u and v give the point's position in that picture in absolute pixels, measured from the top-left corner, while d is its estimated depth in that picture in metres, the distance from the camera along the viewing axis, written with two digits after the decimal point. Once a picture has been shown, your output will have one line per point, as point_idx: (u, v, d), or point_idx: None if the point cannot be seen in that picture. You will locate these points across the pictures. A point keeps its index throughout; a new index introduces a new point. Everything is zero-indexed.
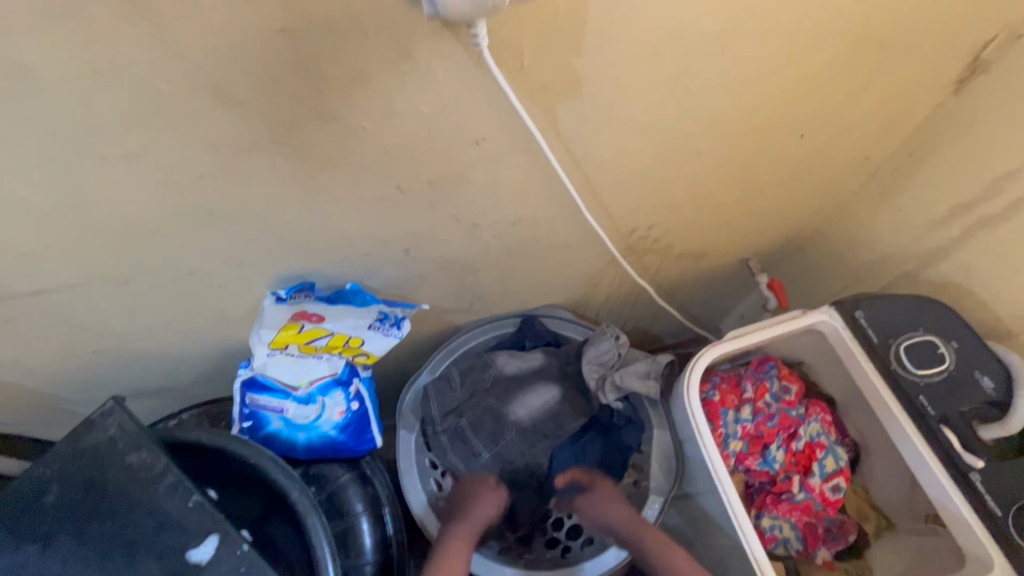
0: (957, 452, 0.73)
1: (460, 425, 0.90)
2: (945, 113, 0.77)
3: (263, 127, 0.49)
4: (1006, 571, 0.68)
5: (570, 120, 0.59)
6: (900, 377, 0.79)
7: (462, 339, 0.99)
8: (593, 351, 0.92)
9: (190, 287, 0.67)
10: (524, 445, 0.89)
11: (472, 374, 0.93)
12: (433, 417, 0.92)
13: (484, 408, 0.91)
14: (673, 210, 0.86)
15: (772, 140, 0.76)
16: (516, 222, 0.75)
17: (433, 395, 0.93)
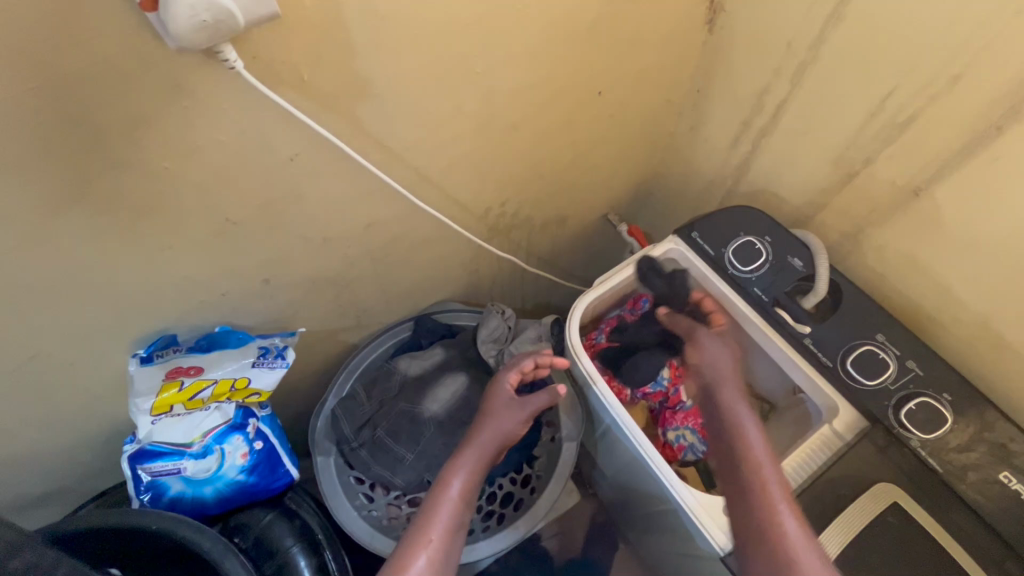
0: (789, 325, 0.86)
1: (378, 433, 0.92)
2: (709, 49, 0.90)
3: (54, 189, 0.49)
4: (848, 408, 0.80)
5: (376, 118, 0.64)
6: (736, 277, 0.91)
7: (361, 354, 1.00)
8: (486, 329, 0.99)
9: (37, 373, 0.65)
10: (445, 435, 0.92)
11: (378, 384, 0.95)
12: (348, 437, 0.93)
13: (397, 413, 0.93)
14: (517, 183, 0.94)
15: (575, 101, 0.85)
16: (368, 227, 0.79)
17: (343, 416, 0.94)
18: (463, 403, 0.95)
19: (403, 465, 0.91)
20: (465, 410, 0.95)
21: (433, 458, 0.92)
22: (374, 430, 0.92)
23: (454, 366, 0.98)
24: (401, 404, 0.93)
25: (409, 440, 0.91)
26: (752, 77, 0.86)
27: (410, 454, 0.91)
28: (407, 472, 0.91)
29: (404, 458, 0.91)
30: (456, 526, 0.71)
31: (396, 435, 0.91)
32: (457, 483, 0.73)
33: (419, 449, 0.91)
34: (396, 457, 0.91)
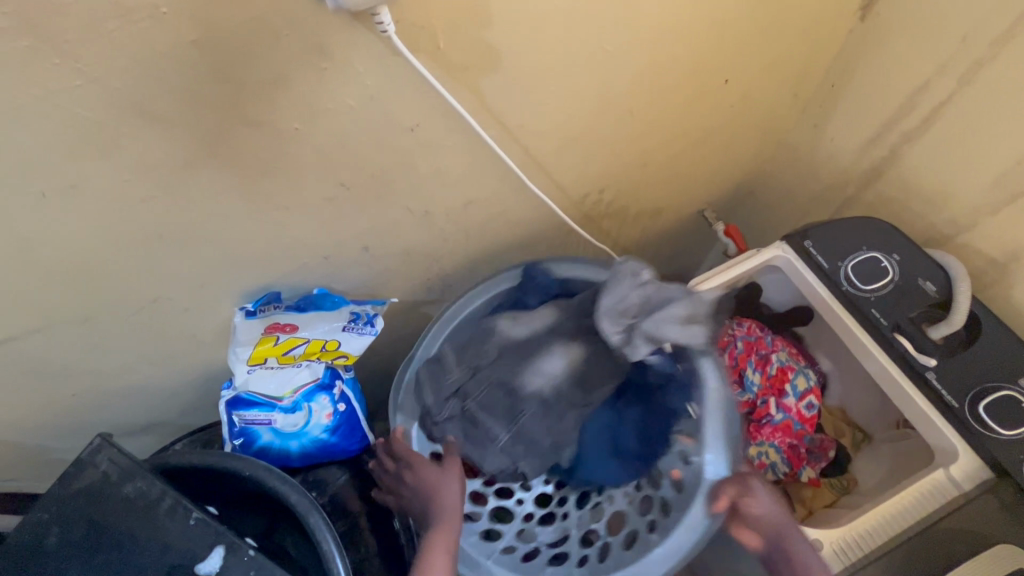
0: (912, 356, 0.77)
1: (470, 407, 0.77)
2: (855, 39, 0.81)
3: (195, 142, 0.50)
4: (970, 454, 0.72)
5: (497, 94, 0.61)
6: (852, 295, 0.83)
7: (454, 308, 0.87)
8: (612, 296, 0.75)
9: (157, 315, 0.69)
10: (545, 423, 0.77)
11: (470, 346, 0.79)
12: (434, 406, 0.79)
13: (491, 384, 0.77)
14: (621, 171, 0.89)
15: (699, 88, 0.79)
16: (468, 204, 0.77)
17: (427, 378, 0.80)
18: (578, 383, 0.78)
19: (496, 445, 0.78)
20: (578, 391, 0.78)
21: (531, 442, 0.78)
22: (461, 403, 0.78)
23: (568, 333, 0.79)
24: (498, 376, 0.76)
25: (504, 418, 0.77)
26: (908, 74, 0.76)
27: (505, 434, 0.77)
28: (497, 453, 0.78)
29: (497, 438, 0.77)
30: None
31: (486, 410, 0.76)
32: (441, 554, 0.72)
33: (512, 430, 0.77)
34: (488, 436, 0.77)
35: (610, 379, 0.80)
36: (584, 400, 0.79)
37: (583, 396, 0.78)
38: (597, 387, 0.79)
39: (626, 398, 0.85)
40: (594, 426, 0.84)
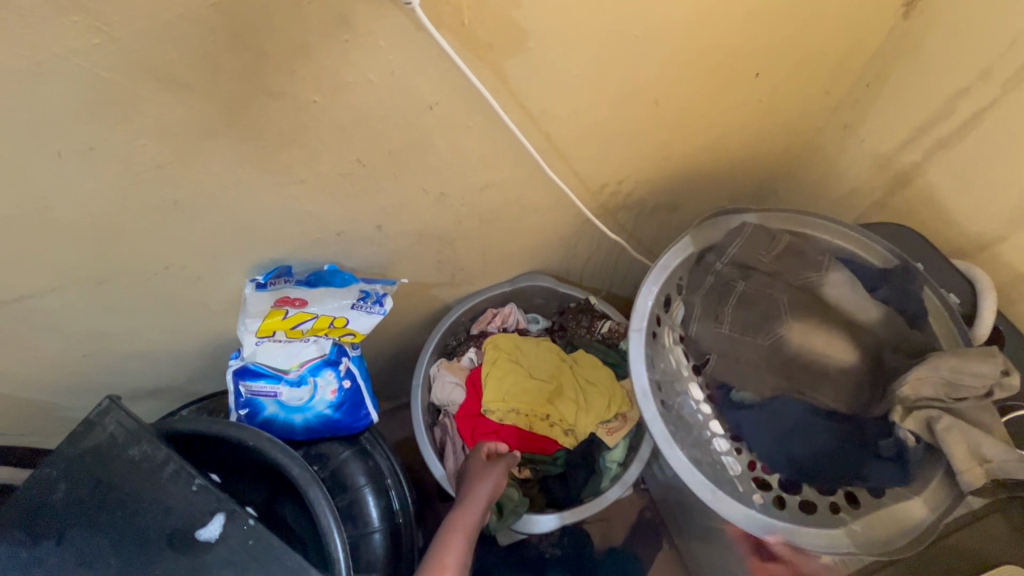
0: None
1: (738, 289, 0.75)
2: (897, 37, 0.78)
3: (212, 109, 0.49)
4: None
5: (521, 75, 0.60)
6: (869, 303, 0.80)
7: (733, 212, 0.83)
8: (916, 369, 0.68)
9: (169, 282, 0.69)
10: (757, 355, 0.74)
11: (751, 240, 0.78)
12: (733, 274, 0.77)
13: (790, 289, 0.75)
14: (641, 162, 0.87)
15: (728, 81, 0.76)
16: (484, 187, 0.76)
17: (736, 241, 0.79)
18: (804, 367, 0.73)
19: (715, 326, 0.76)
20: (796, 360, 0.73)
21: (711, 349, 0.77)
22: (738, 289, 0.75)
23: (829, 320, 0.73)
24: (774, 294, 0.74)
25: (753, 329, 0.73)
26: (949, 76, 0.73)
27: (726, 325, 0.75)
28: (709, 336, 0.76)
29: (722, 323, 0.76)
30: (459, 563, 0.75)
31: (747, 306, 0.74)
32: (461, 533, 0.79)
33: (739, 335, 0.74)
34: (716, 313, 0.76)
35: (828, 336, 0.72)
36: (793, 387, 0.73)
37: (773, 362, 0.73)
38: (768, 335, 0.73)
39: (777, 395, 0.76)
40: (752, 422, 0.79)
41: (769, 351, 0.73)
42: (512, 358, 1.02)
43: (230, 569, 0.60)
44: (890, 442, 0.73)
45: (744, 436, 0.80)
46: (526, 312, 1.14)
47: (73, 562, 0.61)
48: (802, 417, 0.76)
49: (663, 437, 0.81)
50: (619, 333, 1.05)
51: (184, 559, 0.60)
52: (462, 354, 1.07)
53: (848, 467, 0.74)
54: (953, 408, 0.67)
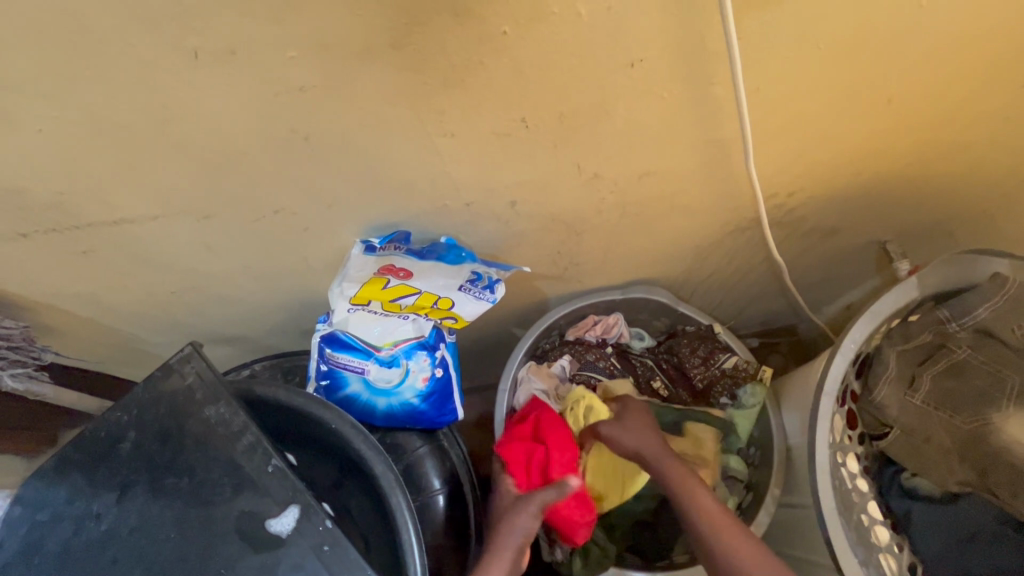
0: None
1: (956, 356, 0.61)
2: None
3: (383, 23, 0.39)
4: None
5: (754, 40, 0.46)
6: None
7: (985, 256, 0.62)
8: None
9: (274, 228, 0.60)
10: (952, 440, 0.61)
11: (1015, 301, 0.58)
12: (962, 338, 0.61)
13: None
14: (829, 174, 0.71)
15: (984, 88, 0.60)
16: (644, 176, 0.63)
17: (988, 297, 0.59)
18: (1008, 467, 0.59)
19: (905, 394, 0.63)
20: (1005, 470, 0.59)
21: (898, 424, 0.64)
22: (953, 355, 0.61)
23: None
24: (1003, 373, 0.60)
25: (954, 405, 0.61)
26: None
27: (920, 395, 0.62)
28: (897, 404, 0.63)
29: (915, 391, 0.63)
30: None
31: (957, 378, 0.61)
32: None
33: (932, 409, 0.62)
34: (912, 377, 0.63)
35: None
36: (984, 485, 0.62)
37: (967, 452, 0.61)
38: (970, 420, 0.60)
39: (968, 496, 0.63)
40: (926, 522, 0.63)
41: (968, 438, 0.61)
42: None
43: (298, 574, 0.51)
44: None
45: (909, 534, 0.64)
46: (630, 324, 1.00)
47: (131, 524, 0.55)
48: (990, 525, 0.61)
49: (830, 521, 0.61)
50: (747, 374, 0.90)
51: (251, 551, 0.52)
52: (555, 360, 0.93)
53: None
54: None
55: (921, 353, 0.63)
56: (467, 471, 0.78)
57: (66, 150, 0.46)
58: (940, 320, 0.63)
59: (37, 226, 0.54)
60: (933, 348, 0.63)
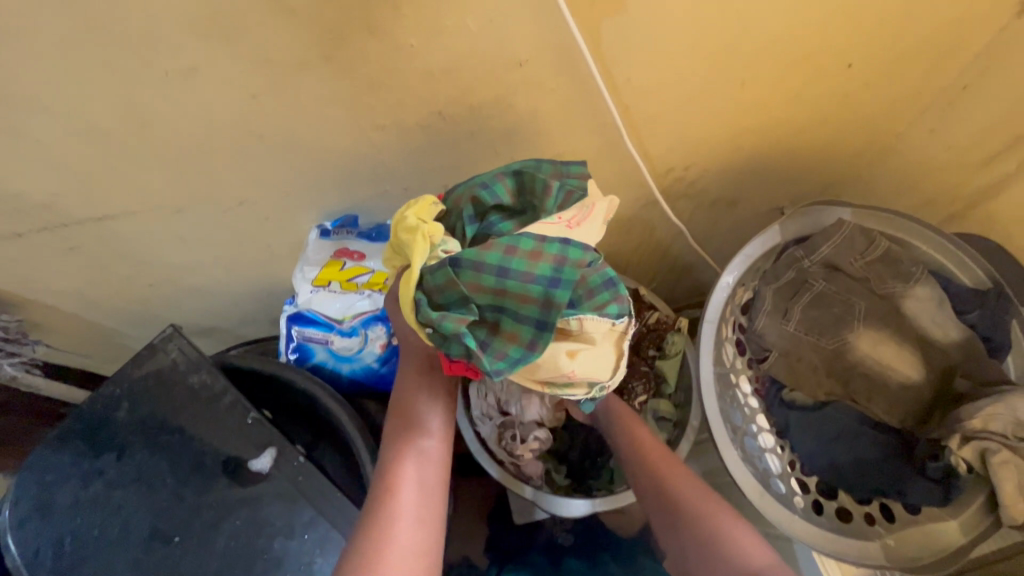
0: (982, 388, 0.71)
1: (815, 288, 0.74)
2: (994, 48, 0.73)
3: (313, 41, 0.50)
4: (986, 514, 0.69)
5: (614, 41, 0.59)
6: (935, 336, 0.73)
7: (831, 204, 0.75)
8: (989, 402, 0.67)
9: (238, 219, 0.70)
10: (819, 358, 0.75)
11: (848, 239, 0.73)
12: (815, 272, 0.75)
13: (864, 297, 0.74)
14: (714, 148, 0.84)
15: (817, 69, 0.73)
16: (554, 156, 0.75)
17: (829, 237, 0.73)
18: (863, 376, 0.74)
19: (782, 322, 0.76)
20: (860, 381, 0.74)
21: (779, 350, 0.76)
22: (812, 287, 0.75)
23: (886, 326, 0.73)
24: (851, 298, 0.74)
25: (819, 330, 0.75)
26: None
27: (793, 323, 0.75)
28: (776, 334, 0.76)
29: (789, 319, 0.75)
30: (426, 456, 0.64)
31: (819, 307, 0.74)
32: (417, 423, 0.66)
33: (804, 334, 0.75)
34: (783, 310, 0.76)
35: (895, 344, 0.73)
36: (847, 394, 0.75)
37: (832, 367, 0.75)
38: (833, 340, 0.75)
39: (835, 403, 0.76)
40: (798, 424, 0.77)
41: (832, 355, 0.75)
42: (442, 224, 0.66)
43: (279, 500, 0.61)
44: (941, 465, 0.71)
45: (789, 437, 0.78)
46: None
47: (130, 476, 0.64)
48: (850, 423, 0.75)
49: (718, 432, 0.73)
50: (667, 326, 1.00)
51: (236, 486, 0.62)
52: None
53: (884, 480, 0.74)
54: (1012, 446, 0.66)
55: (789, 287, 0.76)
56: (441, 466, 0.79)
57: (60, 155, 0.56)
58: (797, 260, 0.75)
59: (31, 225, 0.63)
60: (797, 283, 0.75)
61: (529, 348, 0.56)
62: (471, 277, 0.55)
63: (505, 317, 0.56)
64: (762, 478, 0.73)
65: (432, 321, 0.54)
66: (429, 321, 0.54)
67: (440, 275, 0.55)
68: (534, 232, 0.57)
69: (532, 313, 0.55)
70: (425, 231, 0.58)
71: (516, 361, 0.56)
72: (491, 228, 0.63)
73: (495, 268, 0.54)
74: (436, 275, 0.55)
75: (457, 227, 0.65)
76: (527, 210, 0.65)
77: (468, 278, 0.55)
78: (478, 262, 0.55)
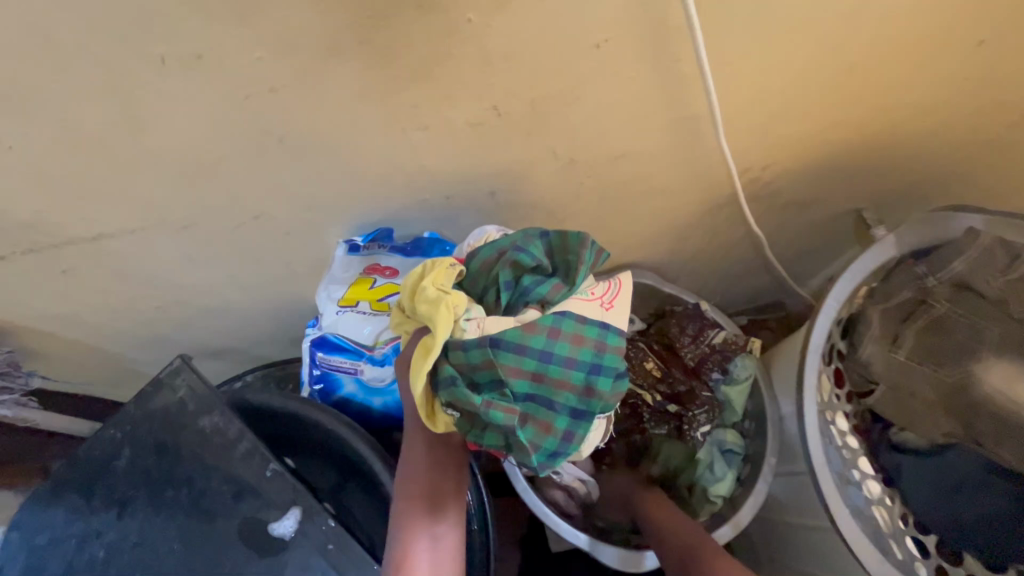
0: None
1: (934, 310, 0.63)
2: None
3: (348, 21, 0.40)
4: None
5: (712, 17, 0.48)
6: None
7: (958, 212, 0.64)
8: None
9: (255, 235, 0.60)
10: (936, 393, 0.62)
11: (987, 254, 0.60)
12: (939, 292, 0.63)
13: (999, 322, 0.59)
14: (801, 145, 0.72)
15: (940, 51, 0.61)
16: (620, 157, 0.64)
17: (963, 252, 0.61)
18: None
19: (891, 350, 0.65)
20: (987, 424, 0.59)
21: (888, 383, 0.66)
22: (931, 309, 0.63)
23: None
24: (980, 324, 0.60)
25: (935, 359, 0.62)
26: None
27: (904, 350, 0.64)
28: (883, 363, 0.65)
29: (899, 345, 0.65)
30: (441, 511, 0.54)
31: (935, 332, 0.62)
32: (423, 474, 0.55)
33: (915, 363, 0.64)
34: (893, 335, 0.65)
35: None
36: (970, 438, 0.61)
37: (950, 404, 0.61)
38: (953, 371, 0.61)
39: (957, 449, 0.63)
40: (914, 472, 0.66)
41: (953, 390, 0.61)
42: (465, 289, 0.57)
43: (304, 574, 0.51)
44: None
45: (903, 487, 0.67)
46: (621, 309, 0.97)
47: (132, 539, 0.55)
48: (977, 474, 0.62)
49: (822, 474, 0.63)
50: (736, 347, 0.88)
51: (254, 555, 0.53)
52: None
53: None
54: None
55: (902, 310, 0.65)
56: (477, 509, 0.65)
57: (41, 164, 0.47)
58: (918, 277, 0.64)
59: (15, 246, 0.54)
60: (912, 304, 0.65)
61: (566, 439, 0.49)
62: (508, 361, 0.48)
63: (537, 404, 0.49)
64: (874, 538, 0.62)
65: (460, 402, 0.48)
66: (453, 400, 0.48)
67: (473, 356, 0.48)
68: (574, 309, 0.51)
69: (569, 399, 0.49)
70: (446, 305, 0.49)
71: (551, 450, 0.49)
72: (528, 294, 0.53)
73: (537, 353, 0.49)
74: (469, 351, 0.48)
75: (489, 294, 0.55)
76: (559, 276, 0.55)
77: (506, 361, 0.48)
78: (519, 344, 0.48)
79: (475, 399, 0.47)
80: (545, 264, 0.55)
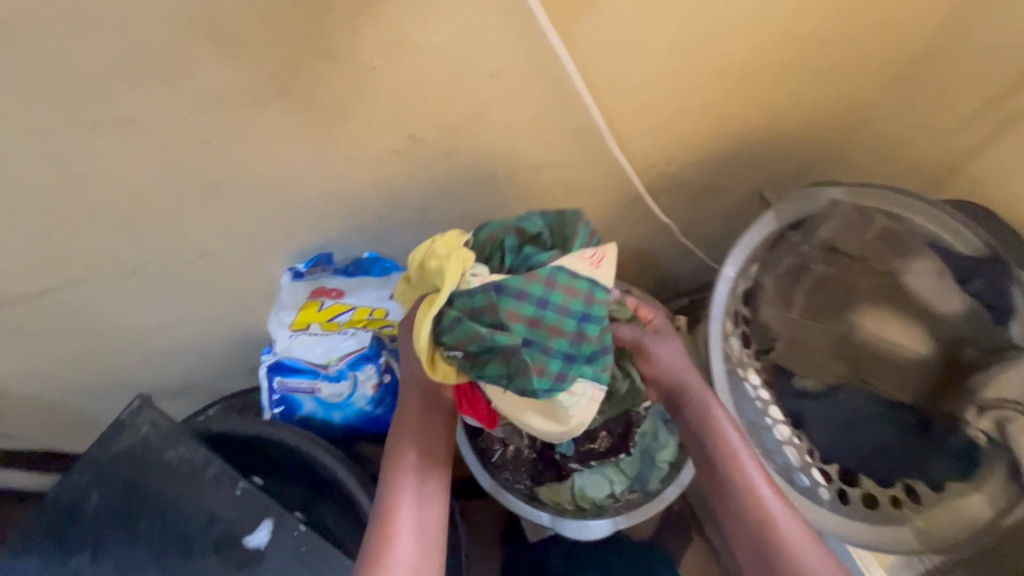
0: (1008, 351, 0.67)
1: (816, 272, 0.75)
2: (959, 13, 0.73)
3: (265, 75, 0.45)
4: None
5: (587, 43, 0.56)
6: (940, 313, 0.70)
7: (822, 186, 0.70)
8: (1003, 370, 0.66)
9: (201, 272, 0.64)
10: (825, 340, 0.75)
11: (845, 221, 0.72)
12: (815, 256, 0.75)
13: (868, 276, 0.74)
14: (694, 141, 0.82)
15: (791, 51, 0.72)
16: (535, 168, 0.71)
17: (826, 221, 0.73)
18: (872, 356, 0.73)
19: (786, 310, 0.76)
20: (867, 358, 0.73)
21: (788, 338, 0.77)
22: (813, 271, 0.75)
23: (890, 302, 0.73)
24: (853, 279, 0.74)
25: (822, 313, 0.75)
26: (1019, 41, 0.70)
27: (796, 309, 0.76)
28: (781, 322, 0.76)
29: (792, 306, 0.76)
30: (423, 505, 0.58)
31: (819, 290, 0.75)
32: (406, 471, 0.59)
33: (807, 318, 0.76)
34: (785, 297, 0.76)
35: (898, 320, 0.72)
36: (857, 375, 0.74)
37: (839, 349, 0.74)
38: (838, 322, 0.75)
39: (849, 387, 0.74)
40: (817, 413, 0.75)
41: (839, 337, 0.74)
42: None
43: None
44: (960, 439, 0.69)
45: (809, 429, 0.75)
46: None
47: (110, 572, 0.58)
48: (866, 407, 0.73)
49: None
50: None
51: (231, 569, 0.56)
52: None
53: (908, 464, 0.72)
54: None
55: (790, 274, 0.76)
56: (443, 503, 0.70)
57: None
58: (796, 245, 0.74)
59: None
60: (795, 269, 0.76)
61: (559, 381, 0.51)
62: (511, 305, 0.51)
63: (534, 348, 0.51)
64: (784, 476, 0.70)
65: (463, 342, 0.50)
66: (457, 342, 0.51)
67: (477, 300, 0.51)
68: (569, 266, 0.55)
69: (563, 345, 0.52)
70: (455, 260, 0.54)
71: (548, 391, 0.51)
72: (531, 260, 0.59)
73: (537, 299, 0.52)
74: (473, 295, 0.52)
75: (493, 259, 0.61)
76: (557, 247, 0.62)
77: (508, 306, 0.51)
78: (520, 290, 0.52)
79: (477, 334, 0.50)
80: (546, 237, 0.62)
